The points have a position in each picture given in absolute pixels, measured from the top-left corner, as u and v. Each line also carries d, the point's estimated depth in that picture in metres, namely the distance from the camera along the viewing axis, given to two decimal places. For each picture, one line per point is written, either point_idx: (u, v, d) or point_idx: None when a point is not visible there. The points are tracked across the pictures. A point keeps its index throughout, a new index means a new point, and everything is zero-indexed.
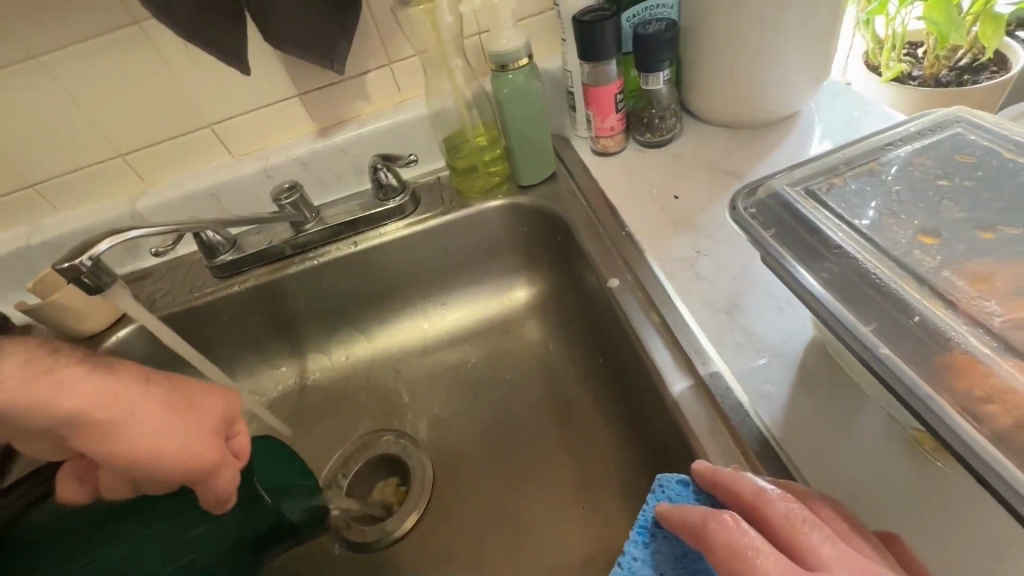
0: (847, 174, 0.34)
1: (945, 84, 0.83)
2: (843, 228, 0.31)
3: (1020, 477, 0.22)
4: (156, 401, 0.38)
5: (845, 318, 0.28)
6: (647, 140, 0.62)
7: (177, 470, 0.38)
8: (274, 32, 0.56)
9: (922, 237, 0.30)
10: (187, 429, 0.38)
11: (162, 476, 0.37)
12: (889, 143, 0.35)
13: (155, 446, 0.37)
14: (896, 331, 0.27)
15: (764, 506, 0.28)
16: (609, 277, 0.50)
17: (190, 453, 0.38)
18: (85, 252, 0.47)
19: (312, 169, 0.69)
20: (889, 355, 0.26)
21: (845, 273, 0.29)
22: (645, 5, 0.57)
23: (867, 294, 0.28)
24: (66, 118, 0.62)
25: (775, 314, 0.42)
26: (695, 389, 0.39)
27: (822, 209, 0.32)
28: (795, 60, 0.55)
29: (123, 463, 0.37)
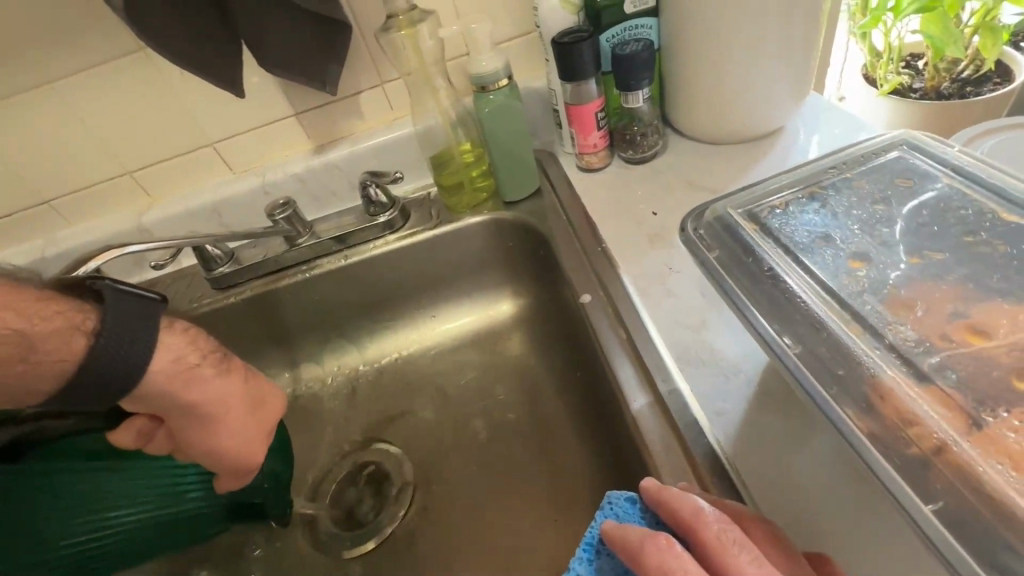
0: (790, 198, 0.35)
1: (947, 96, 0.81)
2: (779, 251, 0.32)
3: (916, 502, 0.22)
4: (248, 407, 0.46)
5: (773, 340, 0.28)
6: (631, 157, 0.63)
7: (241, 464, 0.46)
8: (266, 57, 0.59)
9: (852, 261, 0.30)
10: (263, 435, 0.47)
11: (220, 463, 0.45)
12: (835, 165, 0.35)
13: (234, 443, 0.45)
14: (819, 355, 0.28)
15: (700, 527, 0.29)
16: (582, 293, 0.51)
17: (256, 454, 0.46)
18: (80, 267, 0.50)
19: (308, 186, 0.72)
20: (809, 378, 0.27)
21: (776, 295, 0.30)
22: (624, 26, 0.57)
23: (796, 319, 0.29)
24: (78, 138, 0.66)
25: (735, 332, 0.42)
26: (654, 406, 0.39)
27: (762, 232, 0.33)
28: (773, 76, 0.56)
29: (201, 446, 0.44)
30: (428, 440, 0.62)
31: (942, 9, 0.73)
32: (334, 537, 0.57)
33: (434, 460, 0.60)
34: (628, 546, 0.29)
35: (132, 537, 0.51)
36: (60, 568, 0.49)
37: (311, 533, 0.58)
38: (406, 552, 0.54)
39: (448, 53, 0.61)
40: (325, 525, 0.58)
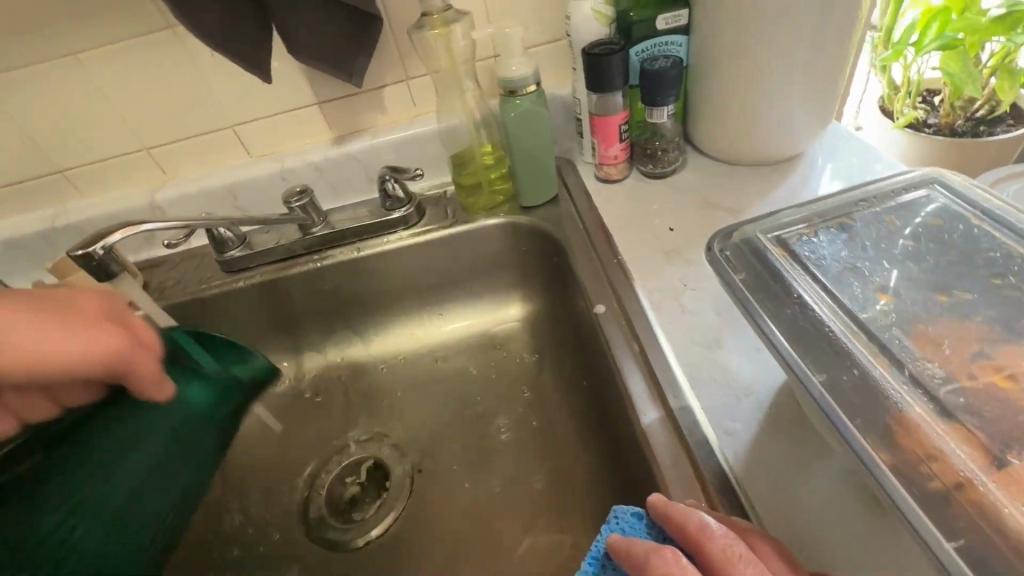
0: (820, 226, 0.35)
1: (960, 133, 0.82)
2: (807, 278, 0.32)
3: (938, 537, 0.23)
4: (41, 305, 0.39)
5: (799, 367, 0.29)
6: (649, 171, 0.63)
7: (96, 355, 0.39)
8: (296, 45, 0.58)
9: (880, 294, 0.31)
10: (93, 326, 0.40)
11: (80, 368, 0.39)
12: (866, 198, 0.36)
13: (62, 345, 0.38)
14: (846, 384, 0.28)
15: (706, 542, 0.29)
16: (596, 303, 0.51)
17: (102, 343, 0.40)
18: (102, 241, 0.49)
19: (326, 175, 0.72)
20: (834, 406, 0.27)
21: (804, 320, 0.30)
22: (654, 41, 0.58)
23: (825, 348, 0.29)
24: (98, 110, 0.65)
25: (748, 353, 0.43)
26: (664, 421, 0.40)
27: (791, 258, 0.33)
28: (797, 102, 0.56)
29: (42, 370, 0.37)
30: (428, 437, 0.62)
31: (962, 48, 0.74)
32: (330, 527, 0.57)
33: (434, 458, 0.60)
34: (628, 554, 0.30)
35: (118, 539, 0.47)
36: None
37: (307, 523, 0.58)
38: (401, 550, 0.54)
39: (477, 54, 0.62)
40: (321, 515, 0.58)
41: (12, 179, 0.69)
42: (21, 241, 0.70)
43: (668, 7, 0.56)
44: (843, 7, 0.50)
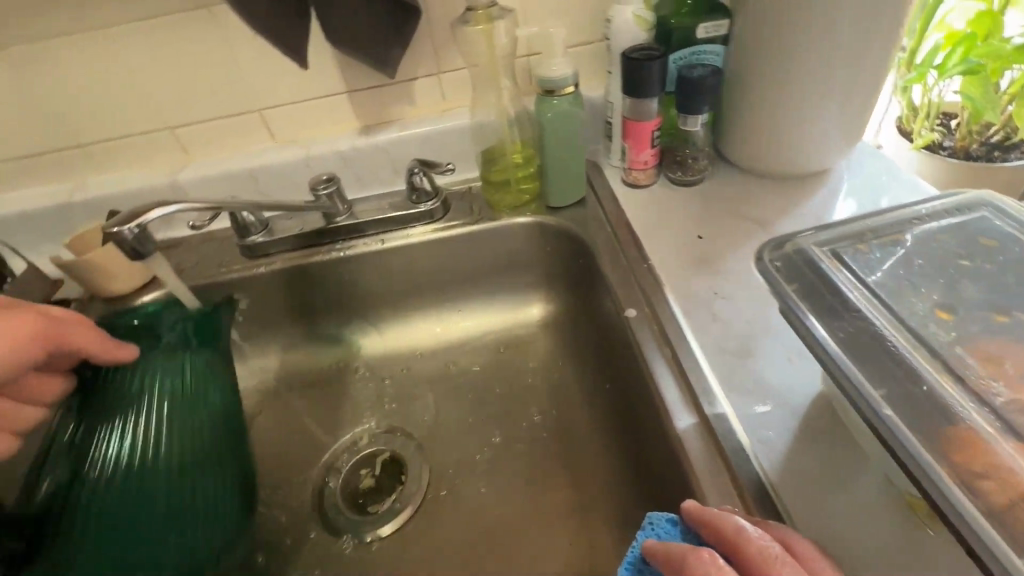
0: (873, 242, 0.35)
1: (975, 157, 0.83)
2: (863, 293, 0.32)
3: (1008, 552, 0.23)
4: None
5: (858, 381, 0.29)
6: (678, 178, 0.64)
7: (36, 335, 0.42)
8: (335, 31, 0.58)
9: (939, 311, 0.31)
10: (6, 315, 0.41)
11: (26, 352, 0.41)
12: (918, 216, 0.36)
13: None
14: (907, 398, 0.28)
15: (743, 544, 0.30)
16: (627, 306, 0.51)
17: (25, 325, 0.42)
18: (138, 219, 0.46)
19: (351, 164, 0.72)
20: (894, 420, 0.28)
21: (861, 334, 0.31)
22: (692, 50, 0.58)
23: (885, 362, 0.30)
24: (125, 85, 0.65)
25: (782, 363, 0.43)
26: (699, 427, 0.40)
27: (846, 272, 0.33)
28: (831, 118, 0.57)
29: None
30: (445, 432, 0.61)
31: (984, 73, 0.75)
32: (345, 519, 0.57)
33: (450, 454, 0.60)
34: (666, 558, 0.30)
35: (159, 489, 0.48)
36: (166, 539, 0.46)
37: (321, 515, 0.57)
38: (416, 545, 0.54)
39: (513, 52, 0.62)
40: (337, 506, 0.58)
41: (31, 151, 0.68)
42: (36, 214, 0.69)
43: (708, 16, 0.56)
44: (885, 26, 0.51)
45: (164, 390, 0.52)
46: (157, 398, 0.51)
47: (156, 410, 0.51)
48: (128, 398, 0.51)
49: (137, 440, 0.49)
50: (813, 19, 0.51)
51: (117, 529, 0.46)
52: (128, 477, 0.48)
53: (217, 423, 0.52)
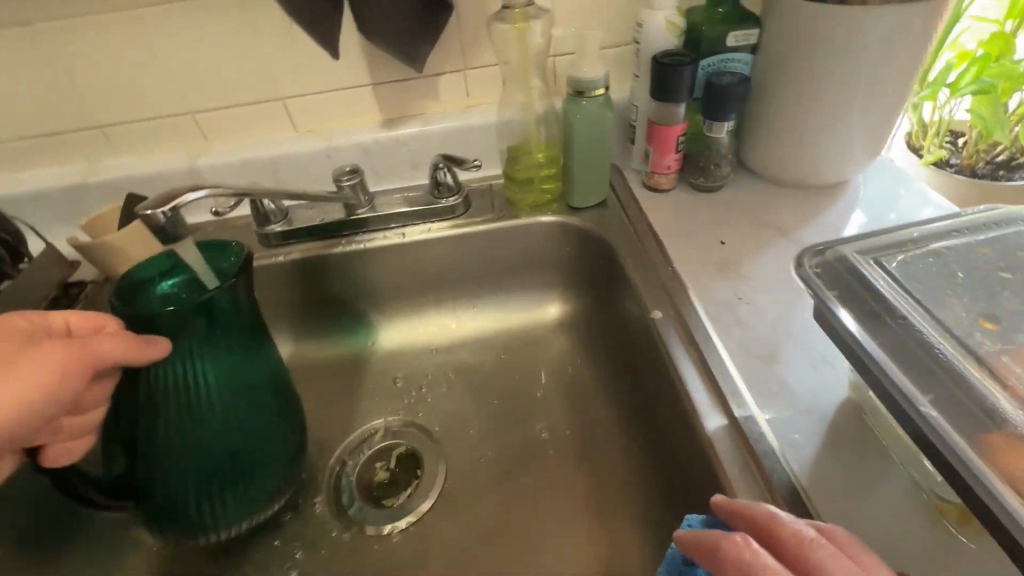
0: (913, 252, 0.36)
1: (980, 175, 0.84)
2: (906, 300, 0.33)
3: None
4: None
5: (904, 386, 0.30)
6: (701, 184, 0.64)
7: (61, 369, 0.35)
8: (367, 22, 0.58)
9: (983, 320, 0.32)
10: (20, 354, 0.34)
11: (58, 390, 0.35)
12: (957, 229, 0.37)
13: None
14: (954, 403, 0.29)
15: (775, 525, 0.30)
16: (652, 308, 0.52)
17: (42, 364, 0.34)
18: (171, 201, 0.44)
19: (372, 157, 0.71)
20: (942, 424, 0.28)
21: (904, 341, 0.31)
22: (720, 57, 0.59)
23: (930, 368, 0.30)
24: (149, 67, 0.64)
25: (810, 369, 0.44)
26: (730, 429, 0.40)
27: (888, 280, 0.34)
28: (855, 131, 0.58)
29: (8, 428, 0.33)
30: (461, 428, 0.61)
31: (995, 93, 0.76)
32: (360, 511, 0.57)
33: (466, 450, 0.59)
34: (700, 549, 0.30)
35: (234, 457, 0.47)
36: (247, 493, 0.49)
37: (336, 507, 0.57)
38: (431, 540, 0.53)
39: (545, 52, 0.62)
40: (352, 498, 0.58)
41: (48, 130, 0.67)
42: (50, 193, 0.68)
43: (739, 25, 0.57)
44: (912, 43, 0.52)
45: (212, 366, 0.46)
46: (207, 376, 0.46)
47: (210, 389, 0.46)
48: (173, 376, 0.44)
49: (196, 421, 0.45)
50: (844, 33, 0.52)
51: (204, 492, 0.47)
52: (196, 455, 0.45)
53: (268, 382, 0.50)
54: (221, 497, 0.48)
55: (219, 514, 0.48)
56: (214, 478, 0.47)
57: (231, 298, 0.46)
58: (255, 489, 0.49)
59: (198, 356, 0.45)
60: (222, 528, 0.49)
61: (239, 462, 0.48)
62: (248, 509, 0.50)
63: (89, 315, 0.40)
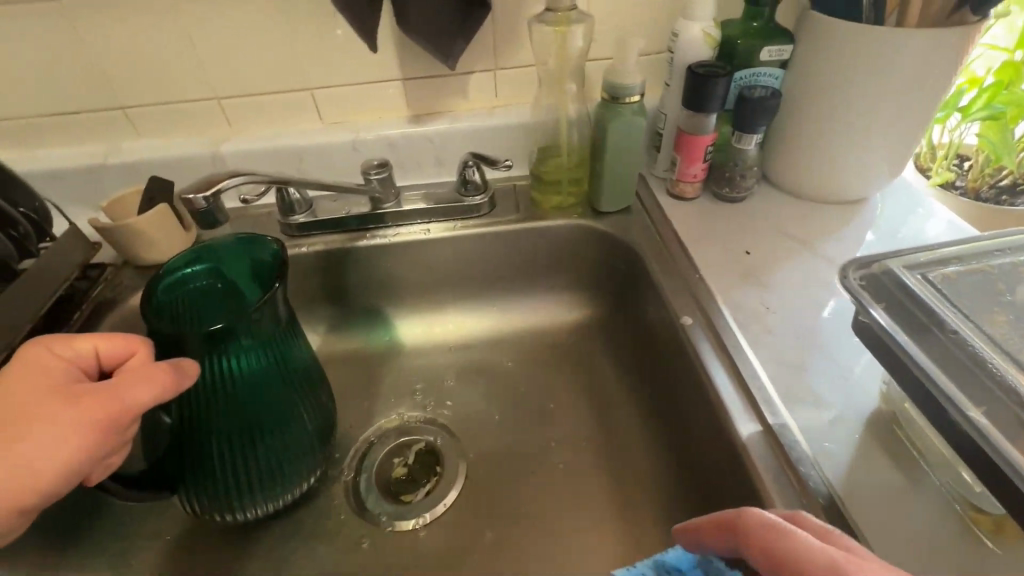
0: (959, 268, 0.37)
1: (982, 199, 0.83)
2: (955, 314, 0.34)
3: None
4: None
5: (955, 396, 0.31)
6: (724, 195, 0.65)
7: (96, 416, 0.34)
8: (406, 17, 0.58)
9: None
10: (56, 402, 0.34)
11: (98, 438, 0.34)
12: (1000, 249, 0.38)
13: (16, 465, 0.32)
14: (1007, 414, 0.30)
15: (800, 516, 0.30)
16: (682, 314, 0.52)
17: (75, 414, 0.34)
18: (210, 187, 0.45)
19: (398, 152, 0.71)
20: (995, 434, 0.29)
21: (953, 353, 0.33)
22: (752, 71, 0.60)
23: (981, 380, 0.31)
24: (178, 51, 0.63)
25: (840, 380, 0.45)
26: (765, 435, 0.41)
27: (935, 294, 0.35)
28: (884, 149, 0.59)
29: (52, 486, 0.33)
30: (480, 427, 0.61)
31: (1004, 120, 0.76)
32: (378, 505, 0.56)
33: (485, 449, 0.59)
34: (722, 527, 0.31)
35: (271, 450, 0.48)
36: (282, 477, 0.50)
37: (355, 501, 0.57)
38: (449, 538, 0.53)
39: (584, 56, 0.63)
40: (369, 493, 0.57)
41: (70, 108, 0.66)
42: (69, 172, 0.67)
43: (775, 40, 0.58)
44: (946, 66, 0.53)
45: (250, 365, 0.45)
46: (246, 374, 0.45)
47: (249, 387, 0.45)
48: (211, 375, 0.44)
49: (235, 418, 0.45)
50: (882, 53, 0.52)
51: (241, 482, 0.47)
52: (235, 449, 0.46)
53: (301, 374, 0.49)
54: (256, 487, 0.48)
55: (254, 501, 0.49)
56: (250, 469, 0.47)
57: (269, 309, 0.45)
58: (289, 478, 0.50)
59: (237, 356, 0.44)
60: (255, 512, 0.50)
61: (275, 454, 0.48)
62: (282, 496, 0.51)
63: (123, 341, 0.39)
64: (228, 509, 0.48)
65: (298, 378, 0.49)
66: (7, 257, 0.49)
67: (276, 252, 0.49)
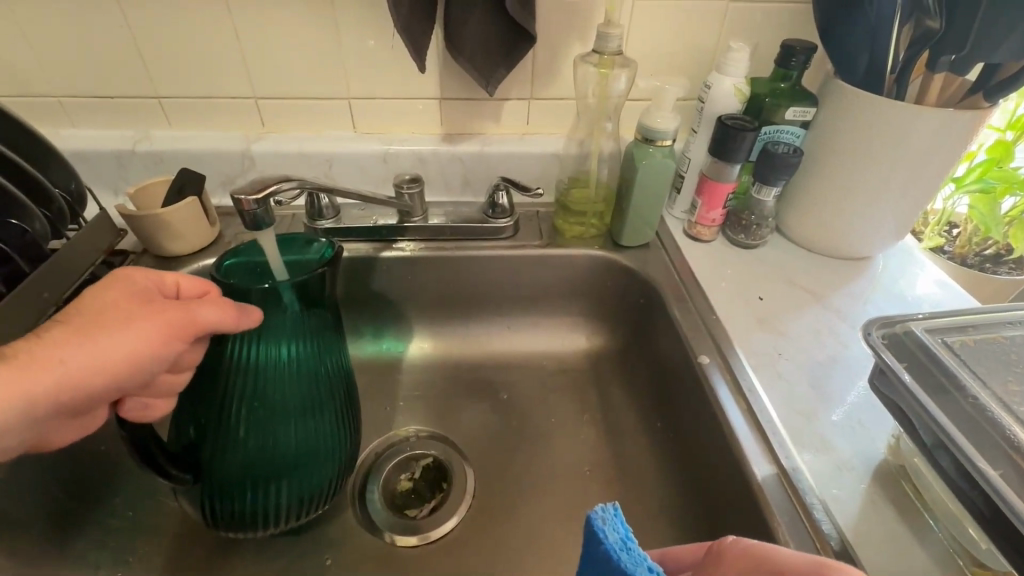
0: (976, 336, 0.40)
1: (968, 265, 0.82)
2: (976, 379, 0.37)
3: None
4: (71, 327, 0.35)
5: (971, 455, 0.34)
6: (740, 240, 0.68)
7: (171, 325, 0.38)
8: (457, 43, 0.60)
9: None
10: (136, 306, 0.38)
11: (163, 347, 0.38)
12: (1013, 321, 0.41)
13: (92, 349, 0.35)
14: (1019, 478, 0.32)
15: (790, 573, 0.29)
16: (700, 352, 0.54)
17: (152, 319, 0.37)
18: (262, 192, 0.47)
19: (427, 166, 0.73)
20: (1011, 495, 0.32)
21: (971, 414, 0.36)
22: (775, 128, 0.64)
23: (996, 443, 0.34)
24: (223, 50, 0.64)
25: (852, 431, 0.47)
26: (779, 477, 0.43)
27: (956, 359, 0.38)
28: (895, 215, 0.62)
29: (115, 377, 0.36)
30: (486, 447, 0.62)
31: (994, 195, 0.76)
32: (383, 520, 0.56)
33: (494, 467, 0.60)
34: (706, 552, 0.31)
35: (296, 448, 0.46)
36: (300, 482, 0.47)
37: (363, 513, 0.57)
38: (455, 554, 0.53)
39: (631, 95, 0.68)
40: (375, 506, 0.57)
41: (105, 93, 0.67)
42: (98, 156, 0.68)
43: (799, 102, 0.62)
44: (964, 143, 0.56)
45: (290, 352, 0.45)
46: (286, 364, 0.45)
47: (285, 378, 0.45)
48: (255, 351, 0.44)
49: (272, 410, 0.44)
50: (902, 129, 0.56)
51: (259, 476, 0.45)
52: (258, 443, 0.44)
53: (338, 377, 0.48)
54: (274, 492, 0.46)
55: (270, 506, 0.47)
56: (268, 469, 0.45)
57: (308, 286, 0.44)
58: (308, 483, 0.48)
59: (280, 340, 0.44)
60: (266, 517, 0.47)
61: (297, 454, 0.46)
62: (299, 509, 0.49)
63: (199, 280, 0.42)
64: (241, 508, 0.46)
65: (334, 381, 0.48)
66: (40, 236, 0.49)
67: (328, 251, 0.50)
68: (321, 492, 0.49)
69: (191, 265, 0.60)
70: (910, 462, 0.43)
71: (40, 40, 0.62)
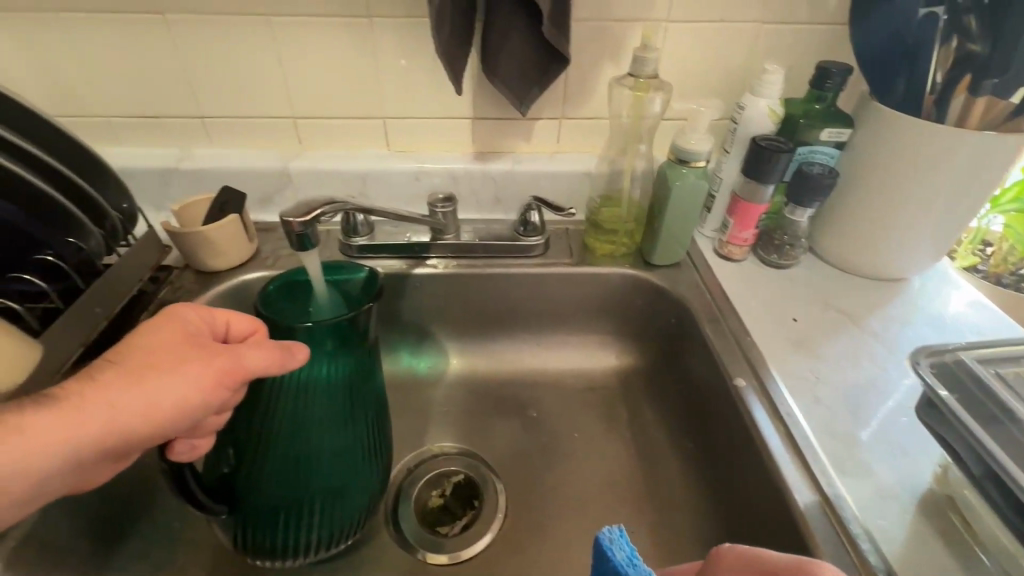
0: None
1: (1004, 285, 0.77)
2: None
3: None
4: (125, 369, 0.36)
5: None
6: (773, 260, 0.68)
7: (218, 370, 0.38)
8: (493, 66, 0.62)
9: None
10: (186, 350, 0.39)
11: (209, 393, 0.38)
12: None
13: (142, 391, 0.36)
14: None
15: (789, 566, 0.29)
16: (735, 375, 0.54)
17: (201, 365, 0.38)
18: (307, 214, 0.49)
19: (459, 184, 0.74)
20: None
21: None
22: (810, 148, 0.63)
23: None
24: (265, 72, 0.66)
25: (895, 460, 0.46)
26: (822, 505, 0.42)
27: (1010, 392, 0.38)
28: (932, 237, 0.61)
29: (161, 421, 0.37)
30: (514, 466, 0.62)
31: None
32: (416, 537, 0.56)
33: (524, 485, 0.60)
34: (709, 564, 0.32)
35: (335, 465, 0.46)
36: (338, 499, 0.48)
37: (395, 527, 0.57)
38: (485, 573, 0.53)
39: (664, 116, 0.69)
40: (407, 521, 0.58)
41: (151, 113, 0.69)
42: (142, 172, 0.70)
43: (835, 123, 0.61)
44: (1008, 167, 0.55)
45: (330, 373, 0.45)
46: (326, 385, 0.45)
47: (325, 398, 0.45)
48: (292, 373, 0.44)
49: (313, 430, 0.45)
50: (944, 152, 0.55)
51: (299, 492, 0.46)
52: (299, 461, 0.45)
53: (375, 396, 0.49)
54: (312, 513, 0.47)
55: (310, 522, 0.47)
56: (308, 486, 0.46)
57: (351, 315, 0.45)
58: (346, 500, 0.48)
59: (321, 362, 0.45)
60: (305, 533, 0.48)
61: (336, 472, 0.47)
62: (337, 526, 0.49)
63: (250, 318, 0.44)
64: (281, 523, 0.46)
65: (371, 400, 0.48)
66: (94, 253, 0.51)
67: (370, 278, 0.50)
68: (358, 508, 0.50)
69: (231, 280, 0.62)
70: (959, 493, 0.42)
71: (93, 62, 0.65)
